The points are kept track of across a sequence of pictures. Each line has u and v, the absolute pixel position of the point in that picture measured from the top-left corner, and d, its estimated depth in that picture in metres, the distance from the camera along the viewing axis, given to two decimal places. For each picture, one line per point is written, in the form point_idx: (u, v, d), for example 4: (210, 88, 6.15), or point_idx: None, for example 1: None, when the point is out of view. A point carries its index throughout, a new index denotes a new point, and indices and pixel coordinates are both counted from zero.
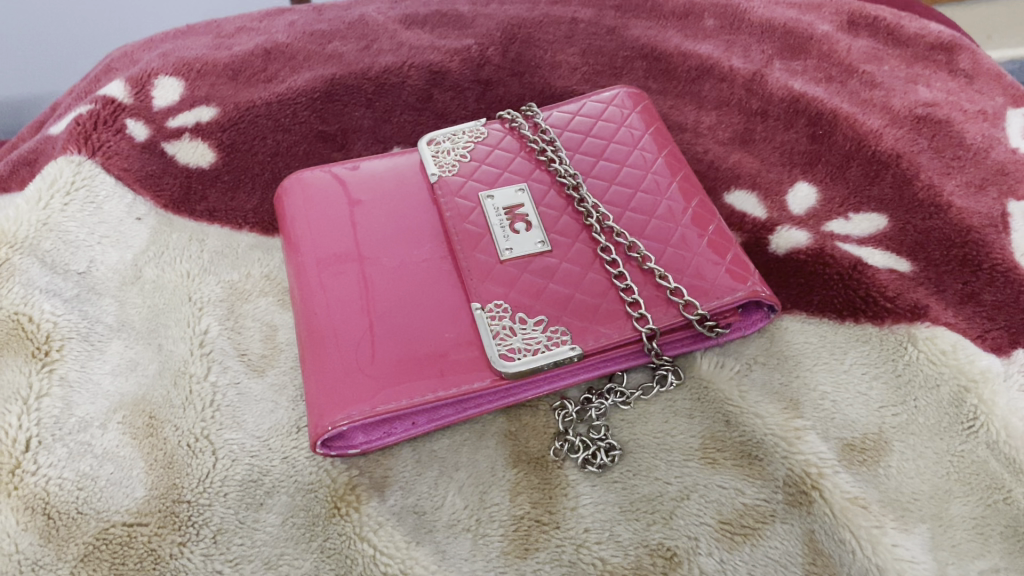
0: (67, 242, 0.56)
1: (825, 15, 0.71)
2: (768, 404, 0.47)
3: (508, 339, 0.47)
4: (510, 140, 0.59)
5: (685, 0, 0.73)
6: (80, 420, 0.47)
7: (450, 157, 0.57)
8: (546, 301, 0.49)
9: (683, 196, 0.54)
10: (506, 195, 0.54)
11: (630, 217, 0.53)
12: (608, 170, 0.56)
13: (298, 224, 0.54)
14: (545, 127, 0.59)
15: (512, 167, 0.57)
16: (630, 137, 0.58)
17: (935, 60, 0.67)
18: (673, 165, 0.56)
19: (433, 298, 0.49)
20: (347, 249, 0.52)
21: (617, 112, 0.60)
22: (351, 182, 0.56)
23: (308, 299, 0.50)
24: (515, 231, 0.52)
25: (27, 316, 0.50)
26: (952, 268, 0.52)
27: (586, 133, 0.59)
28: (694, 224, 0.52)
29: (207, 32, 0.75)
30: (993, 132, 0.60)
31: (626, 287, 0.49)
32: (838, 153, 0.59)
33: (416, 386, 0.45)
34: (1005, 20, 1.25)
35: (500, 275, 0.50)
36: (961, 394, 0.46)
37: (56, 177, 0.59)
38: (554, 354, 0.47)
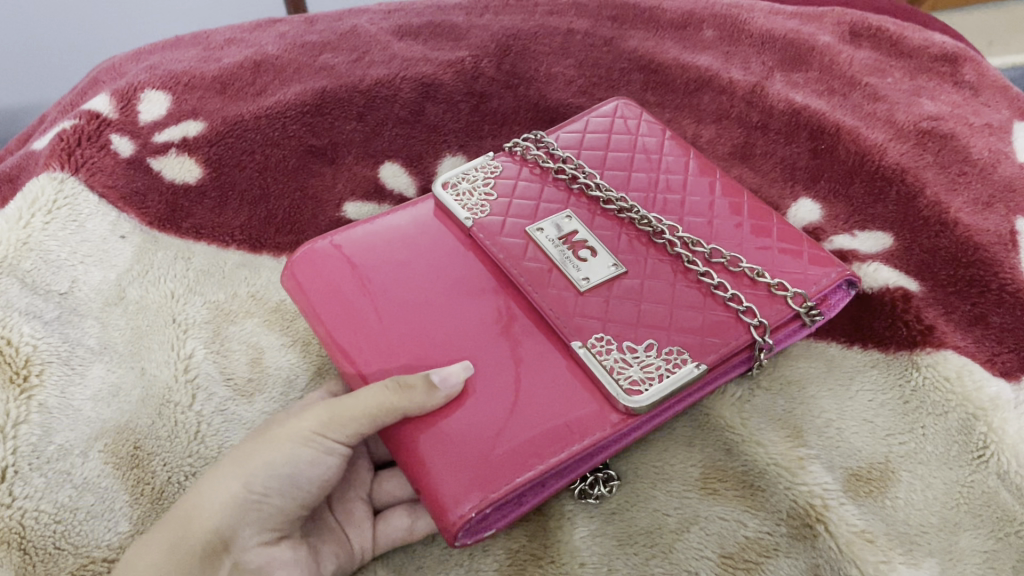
0: (48, 262, 0.55)
1: (826, 26, 0.69)
2: (771, 433, 0.46)
3: (625, 368, 0.43)
4: (528, 170, 0.56)
5: (683, 12, 0.71)
6: (60, 448, 0.47)
7: (475, 199, 0.53)
8: (644, 325, 0.45)
9: (732, 195, 0.53)
10: (555, 224, 0.51)
11: (690, 221, 0.51)
12: (645, 180, 0.54)
13: (328, 306, 0.49)
14: (558, 150, 0.56)
15: (544, 194, 0.53)
16: (651, 145, 0.57)
17: (939, 71, 0.66)
18: (700, 168, 0.55)
19: (512, 338, 0.46)
20: (392, 318, 0.47)
21: (624, 125, 0.59)
22: (368, 249, 0.51)
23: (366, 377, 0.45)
24: (582, 259, 0.48)
25: (5, 338, 0.49)
26: (959, 289, 0.50)
27: (604, 148, 0.57)
28: (755, 222, 0.50)
29: (197, 44, 0.74)
30: (1000, 146, 0.59)
31: (731, 296, 0.46)
32: (841, 169, 0.57)
33: (549, 436, 0.41)
34: (1005, 27, 1.23)
35: (589, 304, 0.46)
36: (969, 422, 0.45)
37: (38, 194, 0.58)
38: (678, 376, 0.43)
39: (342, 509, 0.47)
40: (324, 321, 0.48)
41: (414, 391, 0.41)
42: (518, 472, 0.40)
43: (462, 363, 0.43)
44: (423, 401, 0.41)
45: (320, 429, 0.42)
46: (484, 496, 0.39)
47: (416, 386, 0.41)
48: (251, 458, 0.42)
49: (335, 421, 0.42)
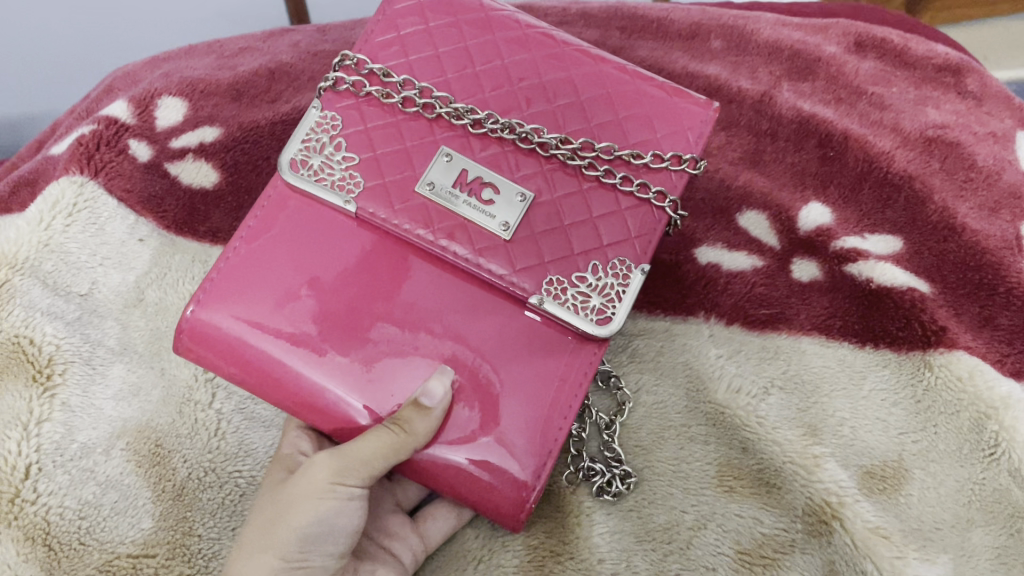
0: (69, 264, 0.56)
1: (832, 36, 0.70)
2: (787, 431, 0.46)
3: (588, 302, 0.43)
4: (368, 111, 0.46)
5: (692, 21, 0.71)
6: (82, 446, 0.49)
7: (336, 169, 0.45)
8: (579, 247, 0.44)
9: (585, 65, 0.47)
10: (439, 168, 0.45)
11: (564, 114, 0.46)
12: (496, 71, 0.46)
13: (243, 371, 0.43)
14: (386, 70, 0.46)
15: (407, 134, 0.45)
16: (475, 21, 0.48)
17: (943, 81, 0.67)
18: (531, 33, 0.48)
19: (454, 301, 0.44)
20: (321, 362, 0.43)
21: (432, 3, 0.48)
22: (256, 281, 0.44)
23: (326, 424, 0.43)
24: (489, 202, 0.44)
25: (29, 338, 0.52)
26: (968, 291, 0.51)
27: (434, 44, 0.47)
28: (620, 91, 0.46)
29: (210, 53, 0.75)
30: (1003, 155, 0.60)
31: (640, 185, 0.45)
32: (849, 175, 0.57)
33: (552, 405, 0.44)
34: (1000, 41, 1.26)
35: (521, 251, 0.44)
36: (981, 421, 0.46)
37: (59, 198, 0.58)
38: (632, 288, 0.45)
39: (376, 529, 0.47)
40: (249, 387, 0.44)
41: (411, 423, 0.40)
42: (545, 446, 0.43)
43: (437, 372, 0.42)
44: (425, 426, 0.41)
45: (337, 479, 0.41)
46: (528, 477, 0.43)
47: (412, 419, 0.41)
48: (280, 526, 0.41)
49: (349, 470, 0.41)
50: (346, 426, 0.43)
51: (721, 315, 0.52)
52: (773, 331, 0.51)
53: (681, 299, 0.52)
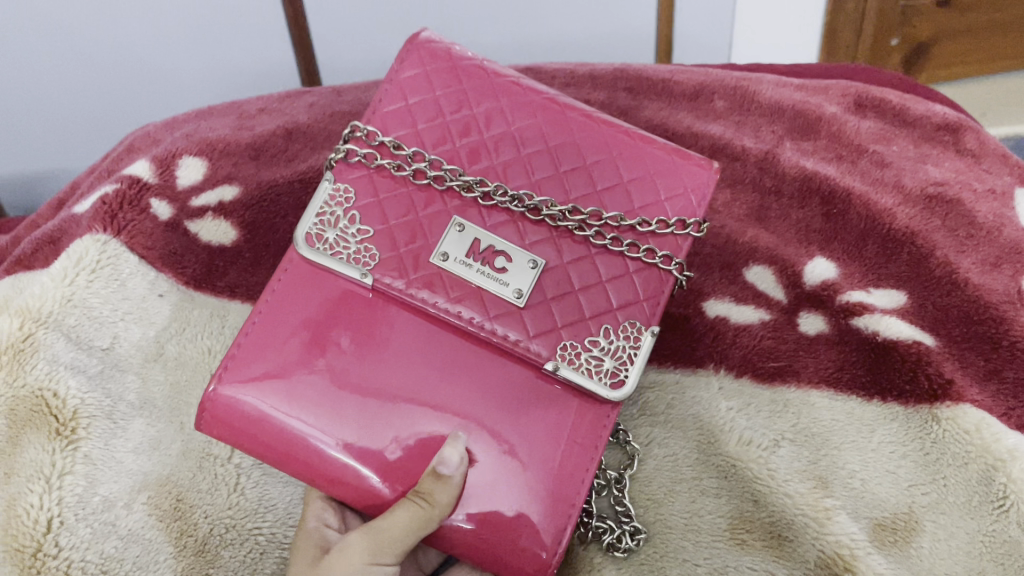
0: (92, 319, 0.58)
1: (832, 96, 0.73)
2: (797, 483, 0.47)
3: (601, 365, 0.45)
4: (381, 182, 0.47)
5: (696, 82, 0.73)
6: (104, 499, 0.51)
7: (351, 243, 0.46)
8: (590, 312, 0.46)
9: (592, 131, 0.48)
10: (452, 238, 0.46)
11: (571, 182, 0.47)
12: (504, 140, 0.47)
13: (261, 444, 0.44)
14: (396, 142, 0.47)
15: (418, 203, 0.46)
16: (478, 89, 0.48)
17: (942, 140, 0.69)
18: (536, 98, 0.48)
19: (469, 369, 0.45)
20: (342, 433, 0.43)
21: (438, 69, 0.49)
22: (270, 356, 0.44)
23: (343, 494, 0.44)
24: (501, 270, 0.45)
25: (52, 392, 0.53)
26: (973, 344, 0.52)
27: (440, 114, 0.48)
28: (629, 155, 0.47)
29: (230, 113, 0.77)
30: (1003, 212, 0.62)
31: (646, 250, 0.46)
32: (853, 231, 0.58)
33: (570, 471, 0.45)
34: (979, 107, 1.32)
35: (535, 318, 0.45)
36: (989, 472, 0.46)
37: (82, 254, 0.60)
38: (645, 351, 0.46)
39: None
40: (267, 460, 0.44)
41: (434, 496, 0.42)
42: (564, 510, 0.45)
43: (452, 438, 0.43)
44: (448, 495, 0.42)
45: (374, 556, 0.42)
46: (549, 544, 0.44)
47: (436, 492, 0.42)
48: None
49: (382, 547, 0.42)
50: (362, 496, 0.44)
51: (730, 367, 0.53)
52: (782, 384, 0.51)
53: (690, 352, 0.53)
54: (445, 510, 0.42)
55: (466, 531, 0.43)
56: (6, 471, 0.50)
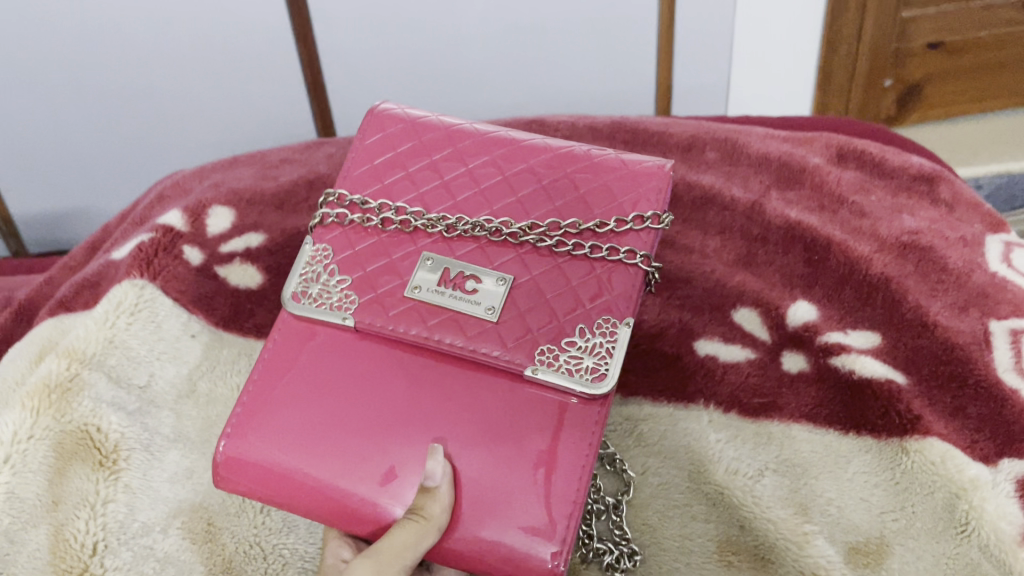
0: (131, 358, 0.62)
1: (816, 148, 0.78)
2: (779, 509, 0.51)
3: (580, 362, 0.47)
4: (355, 236, 0.53)
5: (688, 134, 0.79)
6: (143, 525, 0.55)
7: (331, 291, 0.51)
8: (566, 316, 0.49)
9: (542, 154, 0.54)
10: (423, 272, 0.51)
11: (529, 203, 0.52)
12: (464, 179, 0.54)
13: (275, 489, 0.48)
14: (364, 200, 0.53)
15: (392, 248, 0.52)
16: (436, 142, 0.55)
17: (918, 190, 0.74)
18: (489, 142, 0.55)
19: (458, 387, 0.48)
20: (333, 464, 0.47)
21: (397, 131, 0.56)
22: (265, 406, 0.50)
23: (348, 524, 0.48)
24: (472, 291, 0.50)
25: (96, 426, 0.58)
26: (942, 382, 0.57)
27: (402, 166, 0.55)
28: (580, 168, 0.53)
29: (254, 164, 0.83)
30: (973, 258, 0.67)
31: (610, 249, 0.50)
32: (833, 277, 0.63)
33: (568, 468, 0.46)
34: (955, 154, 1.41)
35: (510, 330, 0.49)
36: (953, 500, 0.50)
37: (122, 298, 0.65)
38: (619, 342, 0.48)
39: None
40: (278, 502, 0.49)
41: (425, 507, 0.45)
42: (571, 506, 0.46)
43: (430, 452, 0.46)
44: (439, 507, 0.45)
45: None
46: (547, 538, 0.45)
47: (427, 505, 0.45)
48: None
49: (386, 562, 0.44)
50: (363, 520, 0.47)
51: (718, 402, 0.57)
52: (766, 418, 0.56)
53: (682, 389, 0.58)
54: (440, 521, 0.45)
55: (469, 541, 0.46)
56: (54, 499, 0.55)
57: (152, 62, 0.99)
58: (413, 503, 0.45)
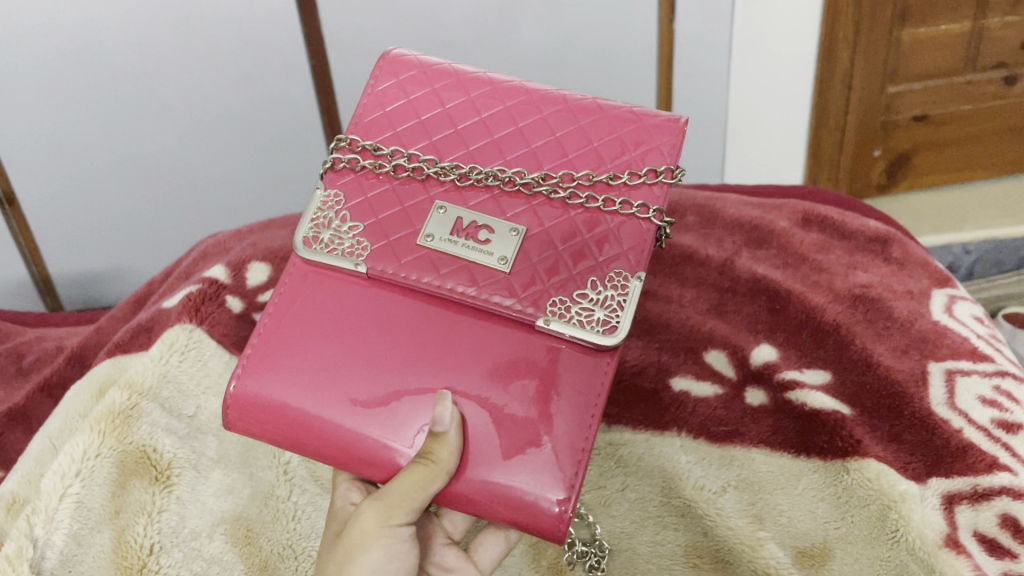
0: (181, 392, 0.72)
1: (784, 213, 0.88)
2: (738, 518, 0.62)
3: (592, 314, 0.54)
4: (366, 183, 0.60)
5: (671, 201, 0.89)
6: (192, 530, 0.65)
7: (345, 238, 0.58)
8: (578, 268, 0.55)
9: (555, 105, 0.60)
10: (437, 221, 0.57)
11: (541, 151, 0.59)
12: (478, 127, 0.60)
13: (293, 431, 0.55)
14: (375, 146, 0.60)
15: (403, 197, 0.58)
16: (449, 91, 0.61)
17: (873, 250, 0.84)
18: (501, 91, 0.61)
19: (452, 332, 0.55)
20: (344, 405, 0.54)
21: (409, 79, 0.62)
22: (278, 356, 0.56)
23: (357, 462, 0.55)
24: (485, 241, 0.56)
25: (152, 447, 0.67)
26: (882, 414, 0.65)
27: (418, 114, 0.61)
28: (593, 120, 0.59)
29: (286, 226, 0.93)
30: (918, 308, 0.76)
31: (622, 202, 0.56)
32: (793, 323, 0.73)
33: (562, 414, 0.53)
34: (931, 221, 1.51)
35: (520, 279, 0.55)
36: (885, 511, 0.59)
37: (174, 339, 0.74)
38: (630, 296, 0.55)
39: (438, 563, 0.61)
40: (292, 443, 0.55)
41: (434, 452, 0.51)
42: (577, 453, 0.53)
43: (439, 398, 0.52)
44: (447, 451, 0.51)
45: (389, 517, 0.53)
46: (538, 473, 0.52)
47: (436, 449, 0.51)
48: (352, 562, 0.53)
49: (396, 505, 0.53)
50: (371, 458, 0.54)
51: (690, 429, 0.66)
52: (730, 443, 0.65)
53: (658, 418, 0.67)
54: (447, 464, 0.51)
55: (469, 483, 0.52)
56: (115, 508, 0.64)
57: (195, 132, 1.11)
58: (423, 448, 0.51)
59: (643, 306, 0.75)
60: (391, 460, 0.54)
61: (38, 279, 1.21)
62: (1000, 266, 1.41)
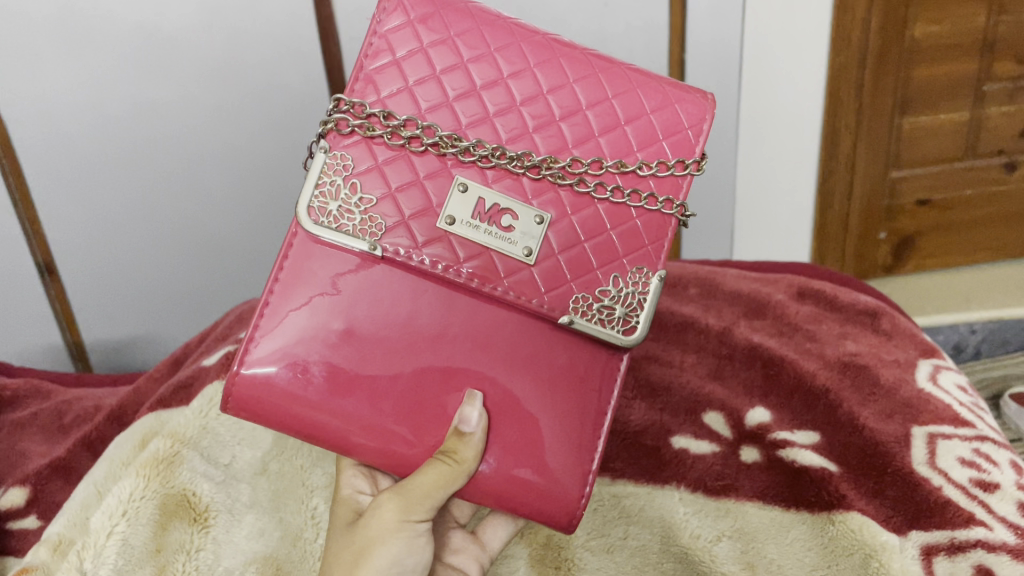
0: (218, 442, 0.78)
1: (780, 287, 0.94)
2: (732, 564, 0.67)
3: (613, 314, 0.62)
4: (374, 150, 0.59)
5: (674, 274, 0.95)
6: (225, 569, 0.71)
7: (356, 215, 0.59)
8: (600, 265, 0.62)
9: (582, 72, 0.62)
10: (458, 201, 0.59)
11: (568, 124, 0.61)
12: (500, 88, 0.61)
13: (307, 422, 0.58)
14: (387, 113, 0.59)
15: (418, 169, 0.59)
16: (468, 40, 0.61)
17: (862, 322, 0.90)
18: (523, 46, 0.62)
19: (463, 324, 0.60)
20: (361, 395, 0.58)
21: (422, 20, 0.61)
22: (286, 342, 0.58)
23: (370, 453, 0.59)
24: (509, 228, 0.60)
25: (192, 490, 0.73)
26: (866, 471, 0.71)
27: (434, 66, 0.60)
28: (619, 93, 0.63)
29: None
30: (904, 376, 0.81)
31: (648, 196, 0.62)
32: (787, 388, 0.78)
33: (567, 410, 0.62)
34: (921, 298, 1.59)
35: (546, 275, 0.61)
36: (867, 560, 0.65)
37: (213, 393, 0.80)
38: (650, 293, 0.63)
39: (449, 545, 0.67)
40: (302, 433, 0.59)
41: (457, 451, 0.58)
42: (582, 474, 0.63)
43: (469, 399, 0.59)
44: (469, 450, 0.58)
45: (406, 514, 0.59)
46: (549, 468, 0.61)
47: (460, 449, 0.58)
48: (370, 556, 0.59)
49: (415, 504, 0.59)
50: (386, 449, 0.59)
51: (688, 483, 0.71)
52: (726, 497, 0.70)
53: (659, 473, 0.72)
54: (470, 465, 0.58)
55: (488, 479, 0.60)
56: (157, 547, 0.70)
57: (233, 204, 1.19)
58: (446, 448, 0.58)
59: (645, 370, 0.81)
60: (408, 460, 0.60)
61: (72, 346, 1.24)
62: (1006, 344, 1.46)
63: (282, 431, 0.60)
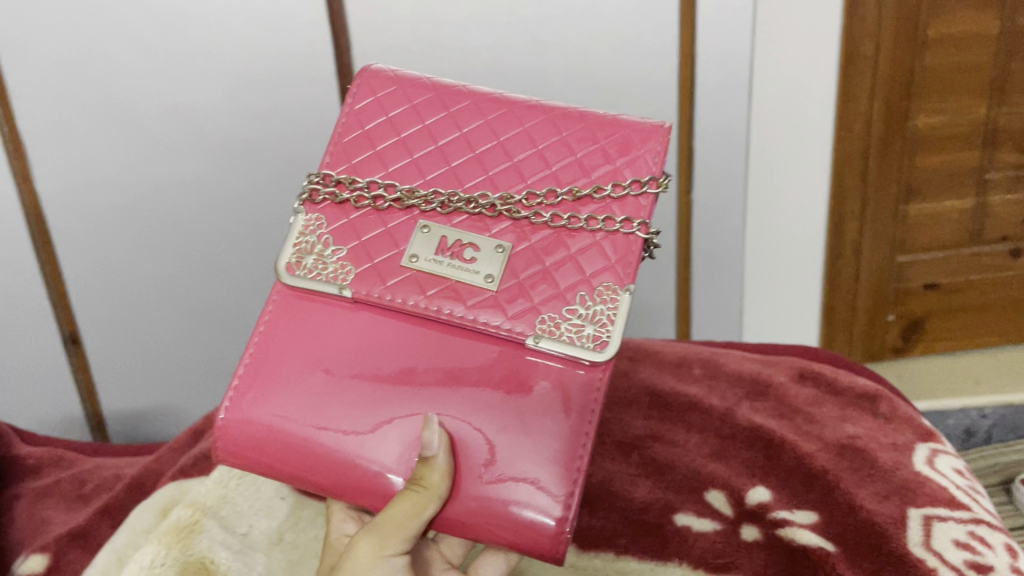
0: (237, 511, 0.81)
1: (782, 368, 0.98)
2: None
3: (583, 330, 0.64)
4: (343, 208, 0.70)
5: (678, 355, 0.99)
6: None
7: (328, 265, 0.69)
8: (565, 285, 0.66)
9: (534, 119, 0.71)
10: (422, 241, 0.68)
11: (522, 162, 0.69)
12: (458, 142, 0.71)
13: (286, 454, 0.66)
14: (350, 179, 0.70)
15: (385, 221, 0.69)
16: (428, 107, 0.72)
17: (862, 405, 0.92)
18: (478, 107, 0.72)
19: (432, 354, 0.66)
20: (332, 425, 0.65)
21: (387, 96, 0.73)
22: (267, 386, 0.67)
23: (346, 483, 0.65)
24: (471, 259, 0.67)
25: (211, 558, 0.75)
26: (863, 552, 0.73)
27: (398, 131, 0.72)
28: (568, 130, 0.70)
29: None
30: (902, 459, 0.83)
31: (605, 219, 0.66)
32: (788, 470, 0.81)
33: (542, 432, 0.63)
34: (930, 381, 1.60)
35: (512, 303, 0.66)
36: None
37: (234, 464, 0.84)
38: (619, 308, 0.65)
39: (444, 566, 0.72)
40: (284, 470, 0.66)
41: (425, 477, 0.61)
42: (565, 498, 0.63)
43: (427, 424, 0.63)
44: (436, 474, 0.61)
45: (382, 548, 0.61)
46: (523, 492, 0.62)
47: (427, 474, 0.61)
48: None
49: (390, 536, 0.61)
50: (361, 476, 0.65)
51: (691, 560, 0.75)
52: None
53: (662, 550, 0.75)
54: (439, 488, 0.61)
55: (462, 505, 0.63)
56: None
57: None
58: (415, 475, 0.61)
59: (651, 448, 0.84)
60: (391, 491, 0.64)
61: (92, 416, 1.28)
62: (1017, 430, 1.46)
63: (271, 474, 0.68)
